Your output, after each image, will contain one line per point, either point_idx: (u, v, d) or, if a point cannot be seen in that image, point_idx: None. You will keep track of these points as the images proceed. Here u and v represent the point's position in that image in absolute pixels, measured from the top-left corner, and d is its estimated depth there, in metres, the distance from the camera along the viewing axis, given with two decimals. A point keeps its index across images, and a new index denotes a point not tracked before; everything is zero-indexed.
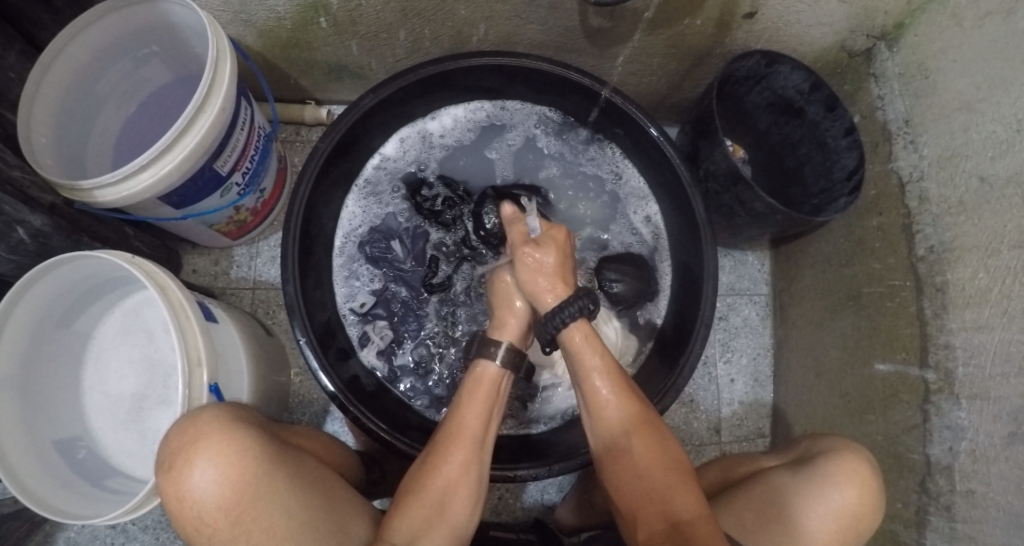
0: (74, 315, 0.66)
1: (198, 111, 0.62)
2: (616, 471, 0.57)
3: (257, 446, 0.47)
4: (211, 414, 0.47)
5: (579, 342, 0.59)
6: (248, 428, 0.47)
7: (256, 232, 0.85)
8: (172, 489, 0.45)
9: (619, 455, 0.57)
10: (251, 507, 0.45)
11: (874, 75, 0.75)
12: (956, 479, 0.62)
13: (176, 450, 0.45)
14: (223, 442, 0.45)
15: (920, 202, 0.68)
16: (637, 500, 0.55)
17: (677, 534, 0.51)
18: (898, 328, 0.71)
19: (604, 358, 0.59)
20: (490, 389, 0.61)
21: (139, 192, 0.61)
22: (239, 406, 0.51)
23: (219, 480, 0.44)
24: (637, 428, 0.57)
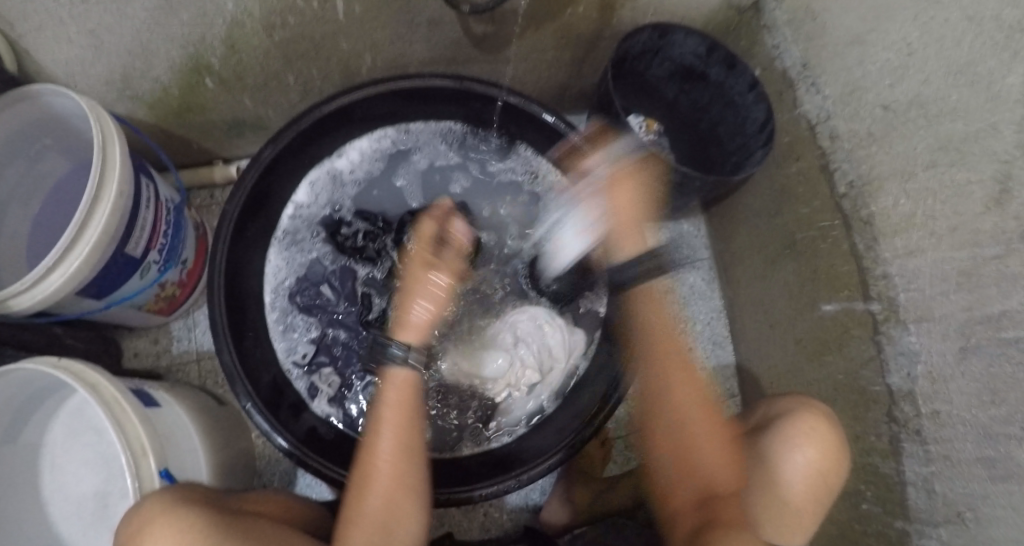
0: (13, 429, 0.63)
1: (96, 199, 0.59)
2: (672, 414, 0.66)
3: (203, 522, 0.46)
4: (150, 502, 0.47)
5: (645, 298, 0.70)
6: (192, 506, 0.47)
7: (187, 304, 0.83)
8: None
9: (671, 408, 0.66)
10: None
11: (766, 26, 0.77)
12: (919, 403, 0.61)
13: (126, 543, 0.46)
14: (166, 525, 0.45)
15: (832, 141, 0.69)
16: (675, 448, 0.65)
17: (710, 500, 0.61)
18: (837, 268, 0.70)
19: (670, 325, 0.69)
20: (399, 401, 0.59)
21: (52, 295, 0.58)
22: (182, 487, 0.51)
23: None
24: (681, 375, 0.66)
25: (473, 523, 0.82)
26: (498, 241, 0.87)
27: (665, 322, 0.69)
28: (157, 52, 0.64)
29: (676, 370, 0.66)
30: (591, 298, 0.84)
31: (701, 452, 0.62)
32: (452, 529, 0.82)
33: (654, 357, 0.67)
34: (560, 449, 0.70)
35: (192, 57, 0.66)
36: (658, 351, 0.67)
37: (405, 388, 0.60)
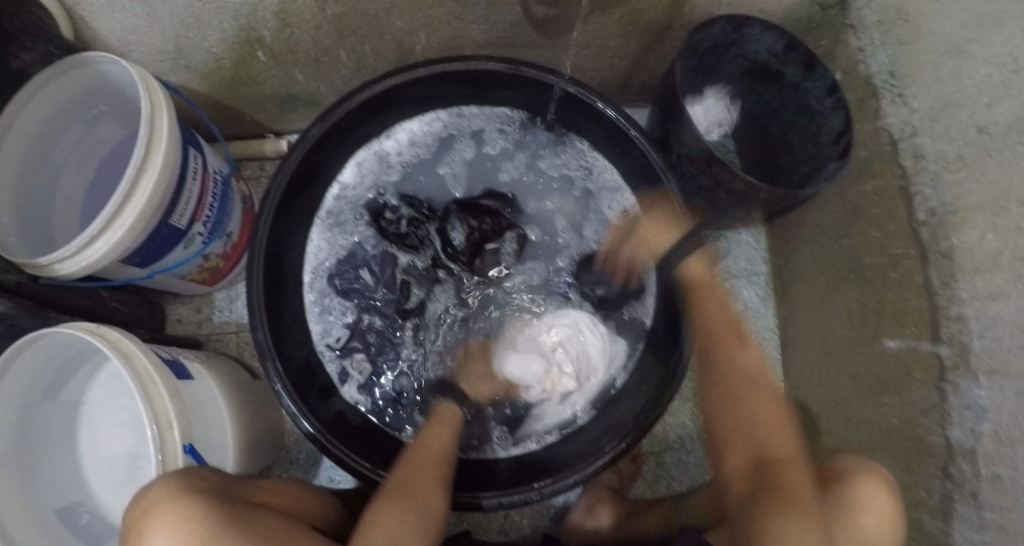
0: (58, 385, 0.67)
1: (140, 172, 0.59)
2: (725, 409, 0.64)
3: (204, 511, 0.48)
4: (162, 484, 0.50)
5: (696, 278, 0.70)
6: (197, 494, 0.49)
7: (232, 275, 0.85)
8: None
9: (733, 403, 0.63)
10: None
11: (851, 25, 0.68)
12: (980, 464, 0.55)
13: (133, 522, 0.49)
14: (170, 510, 0.48)
15: (915, 159, 0.61)
16: (732, 439, 0.62)
17: (762, 472, 0.57)
18: (906, 301, 0.63)
19: (720, 303, 0.69)
20: (446, 423, 0.70)
21: (96, 261, 0.60)
22: (198, 470, 0.53)
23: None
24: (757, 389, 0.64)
25: (492, 524, 0.80)
26: (543, 239, 0.84)
27: (728, 317, 0.68)
28: (211, 23, 0.64)
29: (750, 356, 0.66)
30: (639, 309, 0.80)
31: (764, 432, 0.60)
32: (470, 527, 0.79)
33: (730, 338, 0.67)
34: (597, 458, 0.66)
35: (245, 29, 0.65)
36: (715, 351, 0.67)
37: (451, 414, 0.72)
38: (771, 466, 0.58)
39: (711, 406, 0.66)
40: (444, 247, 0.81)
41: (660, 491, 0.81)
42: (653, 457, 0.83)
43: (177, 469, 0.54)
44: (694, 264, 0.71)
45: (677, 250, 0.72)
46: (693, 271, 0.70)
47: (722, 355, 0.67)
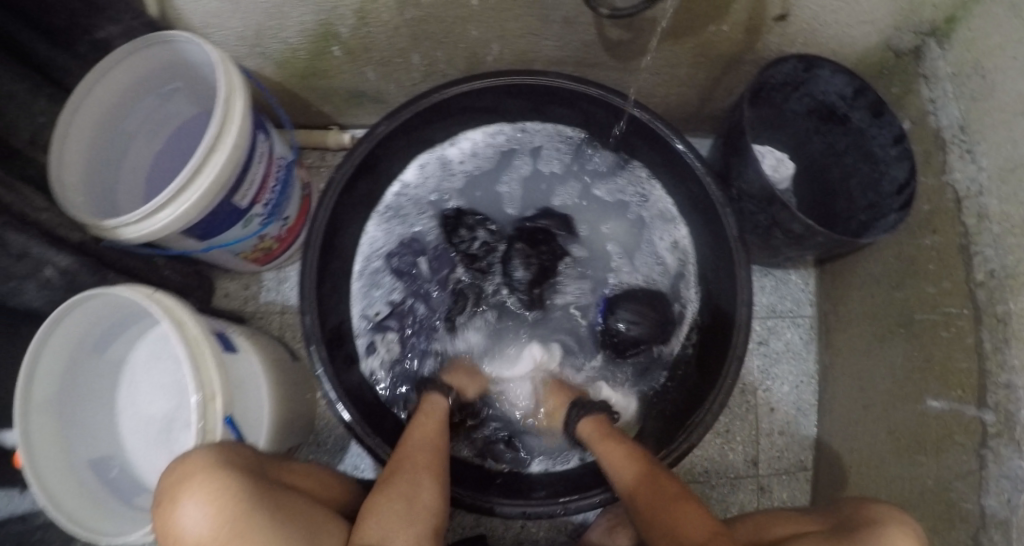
0: (105, 342, 0.70)
1: (211, 149, 0.62)
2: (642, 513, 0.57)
3: (239, 485, 0.49)
4: (201, 454, 0.51)
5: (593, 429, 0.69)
6: (234, 468, 0.50)
7: (283, 258, 0.86)
8: (167, 526, 0.49)
9: (646, 503, 0.57)
10: (232, 537, 0.48)
11: (924, 75, 0.67)
12: (1014, 535, 0.55)
13: (168, 488, 0.50)
14: (207, 479, 0.49)
15: (979, 220, 0.61)
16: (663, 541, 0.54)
17: None
18: (953, 361, 0.64)
19: (620, 440, 0.65)
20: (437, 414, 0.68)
21: (159, 230, 0.62)
22: (232, 446, 0.55)
23: (206, 517, 0.48)
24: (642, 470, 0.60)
25: (508, 533, 0.80)
26: (591, 260, 0.85)
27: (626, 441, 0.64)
28: (292, 15, 0.65)
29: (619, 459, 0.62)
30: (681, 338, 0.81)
31: (686, 525, 0.54)
32: (486, 531, 0.80)
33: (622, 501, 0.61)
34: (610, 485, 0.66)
35: (323, 24, 0.67)
36: (608, 458, 0.63)
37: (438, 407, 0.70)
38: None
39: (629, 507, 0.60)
40: (507, 277, 0.81)
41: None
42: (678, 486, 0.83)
43: (214, 443, 0.55)
44: (587, 425, 0.70)
45: (728, 294, 0.71)
46: (588, 430, 0.69)
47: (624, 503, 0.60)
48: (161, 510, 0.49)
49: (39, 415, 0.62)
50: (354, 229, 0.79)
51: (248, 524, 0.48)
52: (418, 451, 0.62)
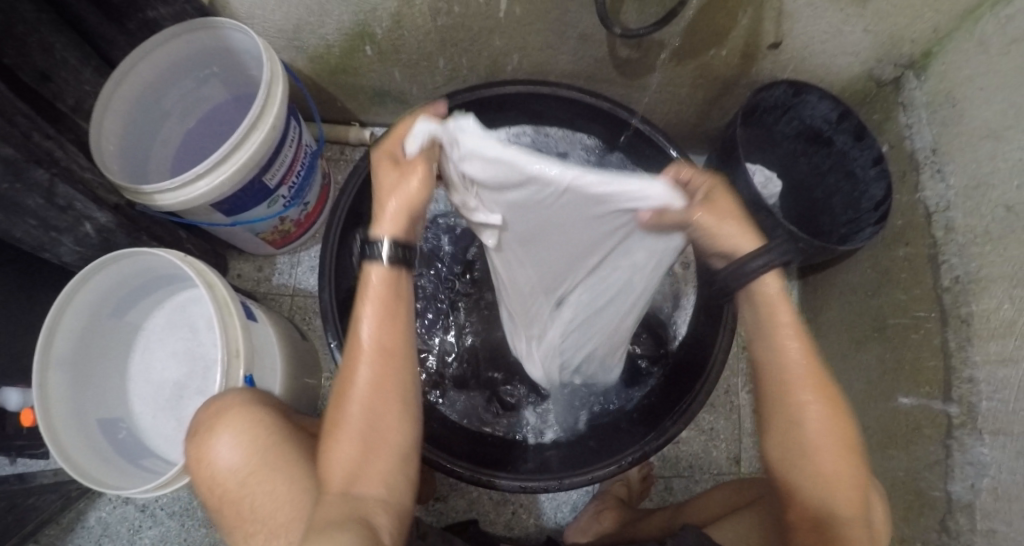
0: (125, 307, 0.71)
1: (251, 128, 0.66)
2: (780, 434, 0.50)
3: (272, 419, 0.52)
4: (234, 395, 0.53)
5: (774, 297, 0.48)
6: (266, 408, 0.53)
7: (298, 243, 0.91)
8: (202, 453, 0.51)
9: (799, 430, 0.49)
10: (261, 468, 0.50)
11: (902, 104, 0.76)
12: (976, 517, 0.59)
13: (206, 420, 0.52)
14: (242, 413, 0.51)
15: (946, 232, 0.68)
16: (795, 472, 0.50)
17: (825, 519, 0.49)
18: (921, 360, 0.70)
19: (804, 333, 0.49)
20: (383, 300, 0.44)
21: (194, 199, 0.66)
22: (262, 393, 0.58)
23: (236, 449, 0.50)
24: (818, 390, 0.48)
25: (500, 518, 0.87)
26: None
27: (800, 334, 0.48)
28: (334, 13, 0.71)
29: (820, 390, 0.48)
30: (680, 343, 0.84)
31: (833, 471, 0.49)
32: (478, 517, 0.87)
33: (782, 414, 0.50)
34: (611, 462, 0.71)
35: (360, 23, 0.73)
36: (778, 356, 0.49)
37: (386, 298, 0.44)
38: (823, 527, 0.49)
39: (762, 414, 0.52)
40: None
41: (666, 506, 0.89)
42: (662, 481, 0.90)
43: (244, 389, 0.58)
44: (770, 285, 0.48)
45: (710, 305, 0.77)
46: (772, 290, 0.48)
47: (786, 426, 0.50)
48: (197, 438, 0.52)
49: (56, 368, 0.63)
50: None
51: (279, 456, 0.50)
52: (372, 354, 0.44)
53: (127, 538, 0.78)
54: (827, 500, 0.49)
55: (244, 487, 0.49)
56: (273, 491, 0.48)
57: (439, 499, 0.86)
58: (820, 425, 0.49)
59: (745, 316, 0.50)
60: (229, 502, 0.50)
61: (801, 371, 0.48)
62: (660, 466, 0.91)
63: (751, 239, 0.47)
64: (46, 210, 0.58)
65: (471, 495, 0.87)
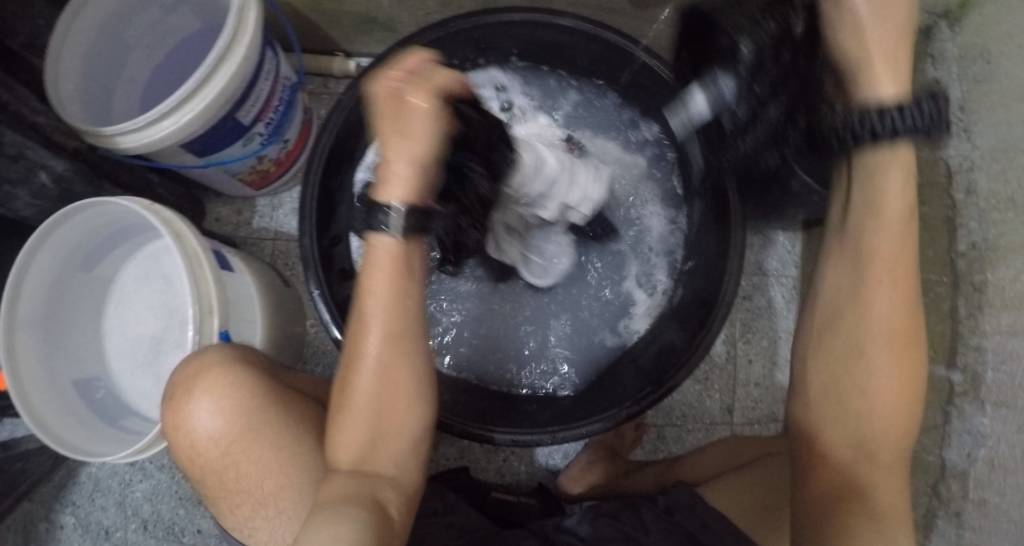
0: (94, 260, 0.69)
1: (221, 59, 0.59)
2: (850, 374, 0.52)
3: (254, 378, 0.53)
4: (214, 352, 0.54)
5: (897, 184, 0.50)
6: (247, 367, 0.53)
7: (277, 183, 0.86)
8: (180, 421, 0.53)
9: (856, 370, 0.52)
10: (242, 436, 0.51)
11: (932, 55, 0.70)
12: (969, 485, 0.60)
13: (181, 382, 0.53)
14: (219, 377, 0.52)
15: (967, 195, 0.64)
16: (834, 402, 0.53)
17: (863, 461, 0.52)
18: (927, 327, 0.67)
19: (909, 230, 0.50)
20: (392, 270, 0.49)
21: (161, 140, 0.60)
22: (247, 348, 0.58)
23: (215, 412, 0.52)
24: (899, 331, 0.50)
25: (490, 465, 0.88)
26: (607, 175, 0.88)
27: (901, 247, 0.50)
28: None
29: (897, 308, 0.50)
30: (651, 296, 0.87)
31: (885, 422, 0.51)
32: (470, 464, 0.88)
33: (850, 353, 0.52)
34: (602, 417, 0.70)
35: None
36: (868, 247, 0.51)
37: (393, 277, 0.49)
38: (869, 452, 0.51)
39: (824, 343, 0.54)
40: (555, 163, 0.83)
41: (658, 455, 0.90)
42: (655, 430, 0.91)
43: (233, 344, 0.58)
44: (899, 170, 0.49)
45: (717, 270, 0.74)
46: (897, 178, 0.49)
47: (849, 352, 0.52)
48: (174, 403, 0.53)
49: (25, 329, 0.61)
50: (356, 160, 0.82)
51: (261, 419, 0.52)
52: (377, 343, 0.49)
53: (118, 492, 0.84)
54: (871, 427, 0.51)
55: (225, 454, 0.52)
56: (261, 456, 0.51)
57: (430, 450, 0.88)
58: (886, 342, 0.51)
59: (840, 248, 0.54)
60: (212, 471, 0.52)
61: (880, 315, 0.51)
62: (654, 415, 0.92)
63: (896, 86, 0.54)
64: None
65: (462, 444, 0.88)
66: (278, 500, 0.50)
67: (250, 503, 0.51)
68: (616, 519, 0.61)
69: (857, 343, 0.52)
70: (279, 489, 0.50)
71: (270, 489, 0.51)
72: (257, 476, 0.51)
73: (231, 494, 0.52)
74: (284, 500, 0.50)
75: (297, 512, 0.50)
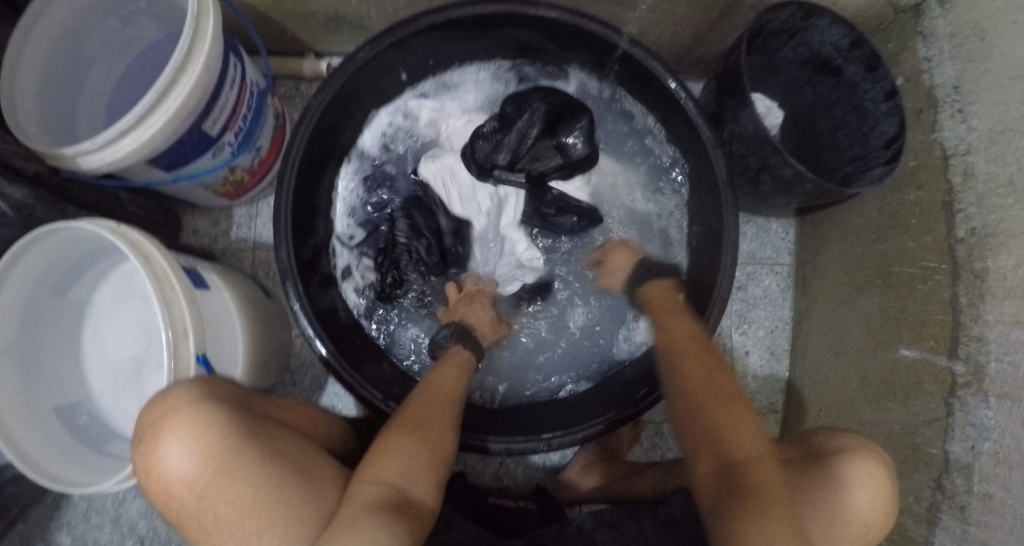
0: (66, 283, 0.67)
1: (181, 70, 0.56)
2: (688, 416, 0.56)
3: (226, 415, 0.51)
4: (181, 389, 0.52)
5: (658, 292, 0.69)
6: (216, 405, 0.51)
7: (254, 191, 0.84)
8: (150, 465, 0.51)
9: (695, 405, 0.56)
10: (216, 480, 0.50)
11: (922, 33, 0.68)
12: (974, 479, 0.58)
13: (149, 424, 0.52)
14: (186, 417, 0.50)
15: (964, 178, 0.61)
16: (699, 447, 0.54)
17: (733, 477, 0.50)
18: (928, 314, 0.65)
19: (689, 318, 0.65)
20: (463, 360, 0.69)
21: (124, 158, 0.57)
22: (212, 379, 0.56)
23: (186, 456, 0.50)
24: (708, 366, 0.58)
25: (488, 469, 0.87)
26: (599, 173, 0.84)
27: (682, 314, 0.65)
28: None
29: (696, 357, 0.59)
30: None
31: (736, 441, 0.52)
32: (466, 469, 0.87)
33: (688, 406, 0.56)
34: (598, 420, 0.69)
35: None
36: (664, 322, 0.65)
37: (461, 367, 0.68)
38: (738, 467, 0.50)
39: (674, 414, 0.58)
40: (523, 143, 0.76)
41: (656, 453, 0.89)
42: (653, 426, 0.90)
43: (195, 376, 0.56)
44: (653, 287, 0.70)
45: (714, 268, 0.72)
46: (653, 293, 0.69)
47: (688, 409, 0.56)
48: (142, 446, 0.51)
49: None
50: (333, 165, 0.80)
51: (236, 459, 0.50)
52: (444, 398, 0.63)
53: (112, 512, 0.83)
54: (728, 448, 0.52)
55: (201, 497, 0.50)
56: (239, 498, 0.50)
57: None
58: (707, 381, 0.57)
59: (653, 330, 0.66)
60: (189, 514, 0.51)
61: (691, 361, 0.59)
62: (651, 412, 0.91)
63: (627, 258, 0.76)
64: None
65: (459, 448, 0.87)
66: (263, 539, 0.49)
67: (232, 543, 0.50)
68: (615, 528, 0.60)
69: (680, 399, 0.58)
70: (262, 528, 0.49)
71: (253, 529, 0.49)
72: (237, 516, 0.50)
73: (212, 535, 0.51)
74: (270, 539, 0.49)
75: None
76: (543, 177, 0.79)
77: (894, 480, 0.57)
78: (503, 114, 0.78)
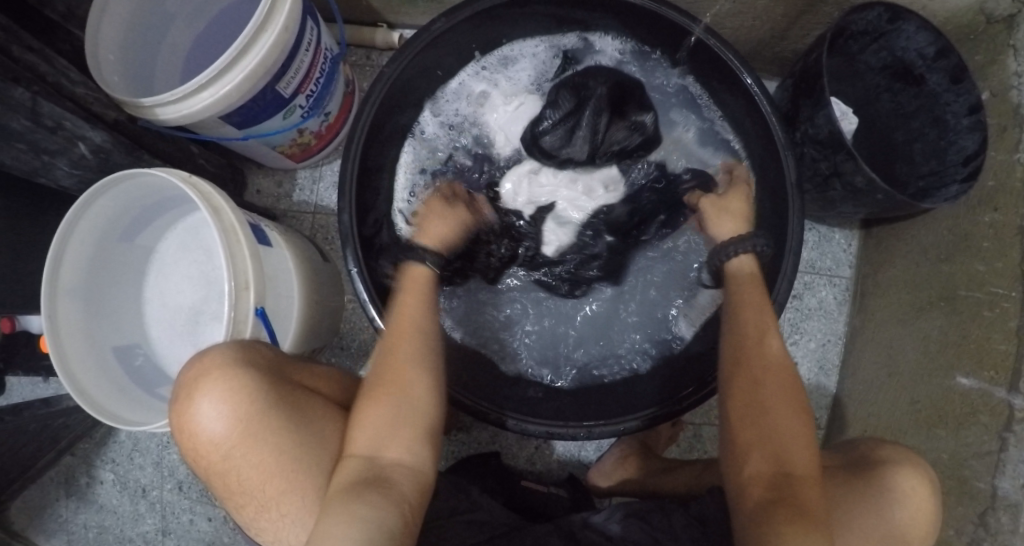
0: (135, 230, 0.70)
1: (260, 30, 0.58)
2: (744, 406, 0.56)
3: (253, 383, 0.52)
4: (219, 351, 0.54)
5: (740, 275, 0.65)
6: (249, 370, 0.53)
7: (319, 155, 0.86)
8: (184, 421, 0.53)
9: (751, 394, 0.56)
10: (241, 443, 0.52)
11: (1015, 46, 0.63)
12: (1021, 520, 0.55)
13: (186, 382, 0.54)
14: (221, 378, 0.52)
15: None
16: (749, 439, 0.54)
17: (783, 481, 0.50)
18: (991, 342, 0.62)
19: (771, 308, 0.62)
20: (419, 287, 0.64)
21: (200, 111, 0.59)
22: (252, 342, 0.58)
23: (218, 416, 0.52)
24: (773, 364, 0.57)
25: (522, 452, 0.88)
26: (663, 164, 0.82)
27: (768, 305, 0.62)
28: None
29: (773, 372, 0.57)
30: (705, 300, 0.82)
31: (791, 444, 0.53)
32: (500, 450, 0.88)
33: (747, 398, 0.56)
34: (638, 415, 0.68)
35: None
36: (739, 311, 0.62)
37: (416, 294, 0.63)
38: (790, 473, 0.51)
39: (726, 393, 0.59)
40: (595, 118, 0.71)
41: (693, 453, 0.88)
42: (693, 427, 0.89)
43: (233, 337, 0.58)
44: (739, 263, 0.66)
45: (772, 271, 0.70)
46: (738, 269, 0.66)
47: (745, 398, 0.56)
48: (179, 403, 0.53)
49: (67, 297, 0.63)
50: (396, 138, 0.80)
51: (263, 427, 0.52)
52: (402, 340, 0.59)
53: (156, 453, 0.87)
54: (784, 449, 0.52)
55: (227, 457, 0.52)
56: (259, 463, 0.51)
57: (461, 431, 0.87)
58: (779, 383, 0.56)
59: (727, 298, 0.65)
60: (215, 472, 0.53)
61: (756, 355, 0.58)
62: (690, 413, 0.90)
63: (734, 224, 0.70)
64: (34, 132, 0.54)
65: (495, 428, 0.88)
66: (282, 504, 0.51)
67: (254, 505, 0.52)
68: (646, 522, 0.60)
69: (740, 386, 0.57)
70: (281, 495, 0.52)
71: (273, 495, 0.52)
72: (259, 480, 0.52)
73: (235, 495, 0.53)
74: (287, 504, 0.51)
75: (299, 518, 0.51)
76: (627, 154, 0.76)
77: (940, 507, 0.56)
78: (563, 105, 0.73)
